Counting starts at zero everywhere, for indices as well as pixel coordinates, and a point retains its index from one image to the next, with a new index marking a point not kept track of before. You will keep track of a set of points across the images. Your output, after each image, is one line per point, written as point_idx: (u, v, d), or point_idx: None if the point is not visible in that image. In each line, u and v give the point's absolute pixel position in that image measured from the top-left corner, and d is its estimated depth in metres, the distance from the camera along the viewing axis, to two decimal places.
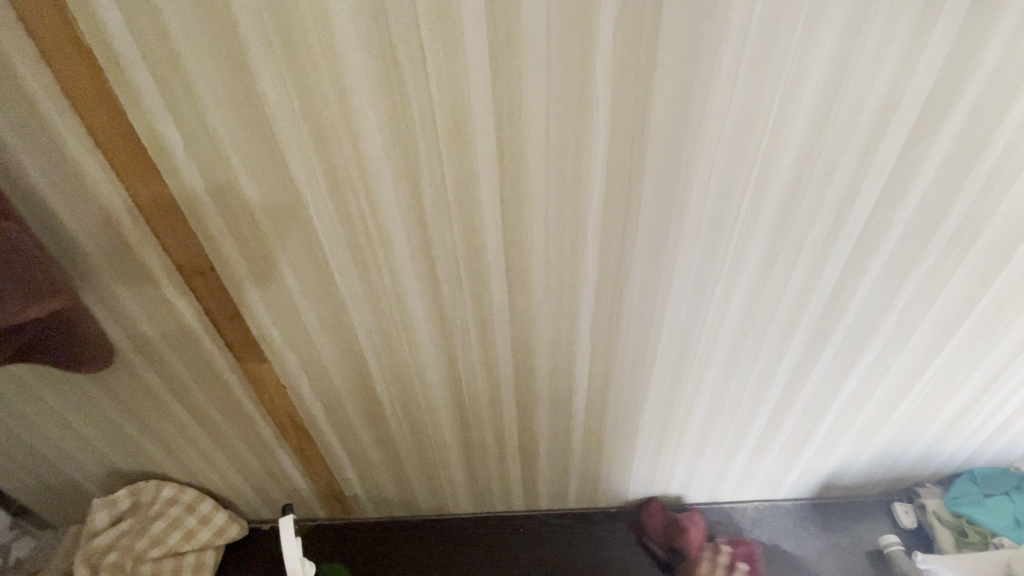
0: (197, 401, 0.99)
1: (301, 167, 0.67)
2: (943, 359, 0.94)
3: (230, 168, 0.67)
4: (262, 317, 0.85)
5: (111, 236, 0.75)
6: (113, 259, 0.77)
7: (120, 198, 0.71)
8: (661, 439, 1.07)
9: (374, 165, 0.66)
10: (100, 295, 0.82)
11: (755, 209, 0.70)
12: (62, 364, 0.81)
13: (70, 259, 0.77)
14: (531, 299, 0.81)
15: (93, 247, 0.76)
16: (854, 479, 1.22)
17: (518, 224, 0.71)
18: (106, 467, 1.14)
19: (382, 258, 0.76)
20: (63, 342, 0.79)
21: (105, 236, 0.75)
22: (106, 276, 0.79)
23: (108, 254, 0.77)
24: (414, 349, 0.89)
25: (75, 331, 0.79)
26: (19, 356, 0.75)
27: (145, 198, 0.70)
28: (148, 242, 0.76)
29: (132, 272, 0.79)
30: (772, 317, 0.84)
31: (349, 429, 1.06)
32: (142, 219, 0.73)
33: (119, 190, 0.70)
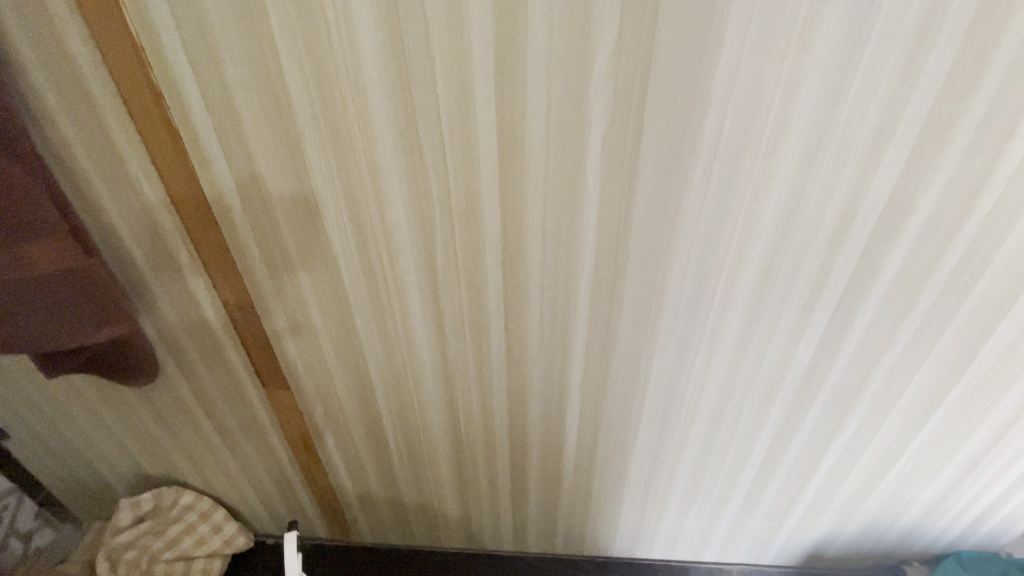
0: (222, 419, 1.10)
1: (335, 227, 0.78)
2: (921, 440, 0.98)
3: (275, 224, 0.79)
4: (288, 348, 0.96)
5: (169, 272, 0.88)
6: (168, 290, 0.90)
7: (181, 242, 0.84)
8: (646, 494, 1.12)
9: (396, 230, 0.77)
10: (154, 320, 0.94)
11: (730, 292, 0.77)
12: (119, 377, 0.95)
13: (133, 289, 0.90)
14: (526, 354, 0.89)
15: (153, 279, 0.89)
16: (840, 551, 1.23)
17: (516, 289, 0.81)
18: (134, 470, 1.24)
19: (397, 307, 0.86)
20: (122, 359, 0.92)
21: (165, 272, 0.88)
22: (162, 305, 0.92)
23: (165, 286, 0.90)
24: (418, 389, 0.98)
25: (131, 352, 0.91)
26: (88, 365, 0.91)
27: (204, 243, 0.83)
28: (200, 279, 0.88)
29: (184, 302, 0.91)
30: (750, 388, 0.90)
31: (354, 456, 1.14)
32: (198, 259, 0.85)
33: (182, 235, 0.83)
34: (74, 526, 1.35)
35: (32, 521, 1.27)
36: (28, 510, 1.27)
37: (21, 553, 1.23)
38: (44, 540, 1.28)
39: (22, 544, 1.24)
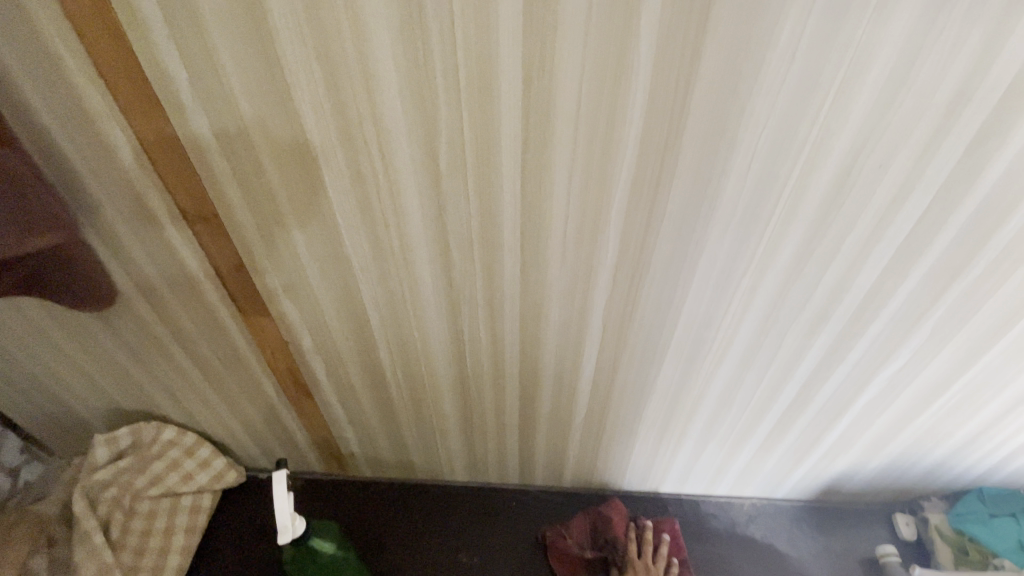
0: (199, 350, 0.99)
1: (312, 115, 0.63)
2: (971, 375, 0.89)
3: (237, 111, 0.63)
4: (265, 272, 0.82)
5: (114, 175, 0.72)
6: (114, 198, 0.75)
7: (124, 136, 0.68)
8: (665, 427, 1.05)
9: (389, 120, 0.62)
10: (104, 236, 0.80)
11: (796, 201, 0.64)
12: (68, 302, 0.81)
13: (73, 196, 0.75)
14: (545, 275, 0.77)
15: (96, 184, 0.74)
16: (857, 487, 1.19)
17: (538, 197, 0.67)
18: (109, 405, 1.15)
19: (392, 220, 0.73)
20: (72, 275, 0.78)
21: (109, 174, 0.72)
22: (111, 217, 0.77)
23: (109, 193, 0.74)
24: (419, 317, 0.87)
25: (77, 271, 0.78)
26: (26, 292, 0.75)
27: (150, 136, 0.67)
28: (152, 185, 0.73)
29: (137, 214, 0.76)
30: (798, 315, 0.80)
31: (349, 390, 1.05)
32: (147, 160, 0.70)
33: (122, 126, 0.67)
34: (63, 459, 1.27)
35: (18, 456, 1.20)
36: (13, 445, 1.20)
37: (8, 489, 1.17)
38: (32, 475, 1.22)
39: (8, 479, 1.18)
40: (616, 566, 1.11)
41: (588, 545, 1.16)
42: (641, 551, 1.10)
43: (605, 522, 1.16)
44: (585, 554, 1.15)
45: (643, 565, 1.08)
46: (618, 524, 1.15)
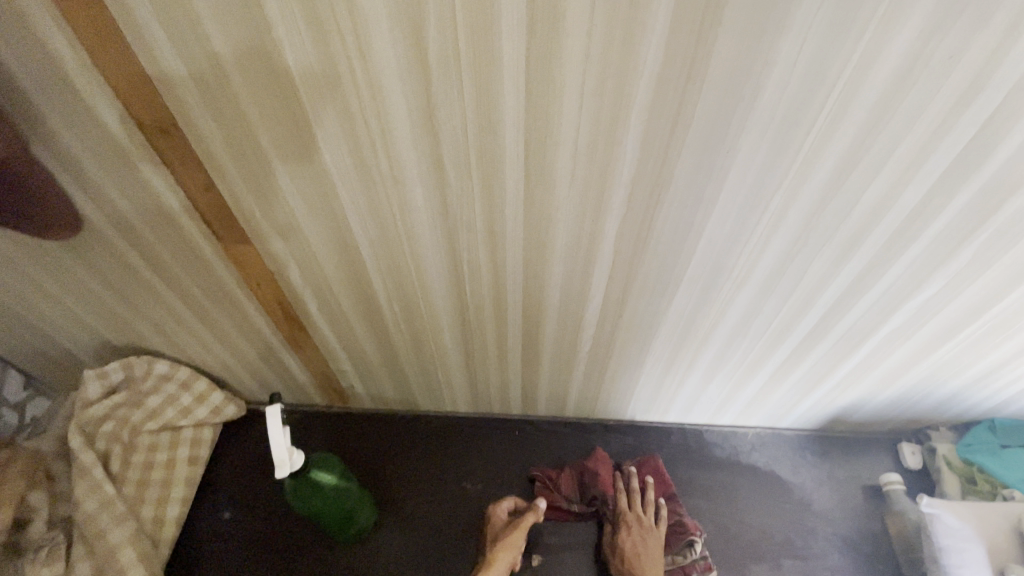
0: (180, 282, 0.92)
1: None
2: (1004, 306, 0.82)
3: None
4: (239, 193, 0.74)
5: (54, 79, 0.61)
6: (60, 107, 0.64)
7: (55, 28, 0.56)
8: (674, 357, 1.02)
9: (367, 3, 0.51)
10: (56, 155, 0.70)
11: (849, 99, 0.55)
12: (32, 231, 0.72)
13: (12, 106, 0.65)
14: (552, 194, 0.69)
15: (36, 92, 0.63)
16: (864, 417, 1.17)
17: (546, 98, 0.58)
18: (97, 341, 1.10)
19: (377, 133, 0.63)
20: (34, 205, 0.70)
21: (48, 78, 0.61)
22: (60, 131, 0.67)
23: (52, 101, 0.64)
24: (413, 245, 0.80)
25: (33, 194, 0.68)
26: None
27: (86, 25, 0.56)
28: (100, 92, 0.62)
29: (89, 127, 0.67)
30: (829, 237, 0.73)
31: (344, 323, 1.00)
32: (89, 60, 0.59)
33: (51, 16, 0.55)
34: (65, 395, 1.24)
35: (19, 392, 1.17)
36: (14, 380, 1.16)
37: (17, 424, 1.18)
38: (39, 408, 1.22)
39: (17, 415, 1.17)
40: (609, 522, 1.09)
41: (576, 500, 1.13)
42: (631, 502, 1.09)
43: (592, 477, 1.14)
44: (573, 508, 1.12)
45: (635, 516, 1.07)
46: (603, 477, 1.13)
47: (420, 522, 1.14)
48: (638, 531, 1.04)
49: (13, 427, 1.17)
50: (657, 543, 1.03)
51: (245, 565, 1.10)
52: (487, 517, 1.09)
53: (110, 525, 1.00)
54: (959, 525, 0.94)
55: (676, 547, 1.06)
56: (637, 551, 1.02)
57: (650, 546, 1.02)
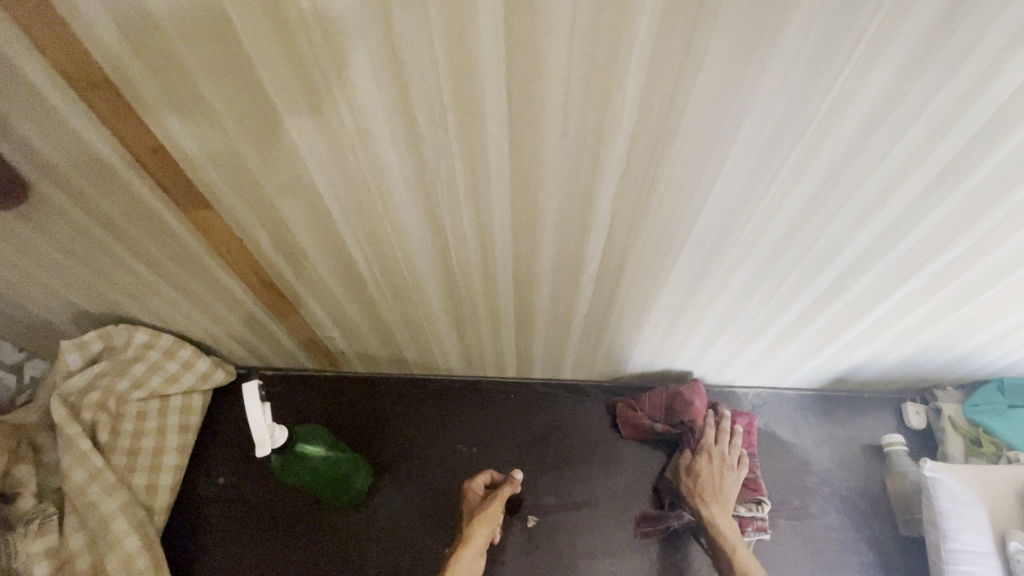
0: (144, 249, 0.86)
1: None
2: None
3: None
4: (190, 153, 0.67)
5: None
6: None
7: None
8: (675, 320, 0.97)
9: None
10: None
11: (887, 36, 0.47)
12: None
13: None
14: (540, 150, 0.62)
15: None
16: (870, 377, 1.14)
17: (529, 38, 0.49)
18: (71, 311, 1.05)
19: (337, 84, 0.55)
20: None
21: None
22: None
23: None
24: (390, 209, 0.74)
25: None
26: None
27: None
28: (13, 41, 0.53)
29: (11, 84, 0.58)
30: (850, 195, 0.66)
31: (325, 290, 0.95)
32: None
33: None
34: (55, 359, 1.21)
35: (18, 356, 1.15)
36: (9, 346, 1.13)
37: (15, 385, 1.16)
38: (38, 369, 1.19)
39: (15, 377, 1.15)
40: (688, 448, 1.09)
41: (660, 419, 1.13)
42: (718, 438, 1.07)
43: (683, 403, 1.10)
44: (655, 427, 1.12)
45: (721, 452, 1.05)
46: (697, 409, 1.10)
47: (414, 485, 1.14)
48: (718, 466, 1.04)
49: (11, 388, 1.15)
50: (733, 488, 1.02)
51: (242, 527, 1.11)
52: (465, 487, 1.09)
53: (101, 496, 1.00)
54: (962, 490, 0.94)
55: (743, 498, 1.05)
56: (714, 481, 1.03)
57: (728, 484, 1.03)
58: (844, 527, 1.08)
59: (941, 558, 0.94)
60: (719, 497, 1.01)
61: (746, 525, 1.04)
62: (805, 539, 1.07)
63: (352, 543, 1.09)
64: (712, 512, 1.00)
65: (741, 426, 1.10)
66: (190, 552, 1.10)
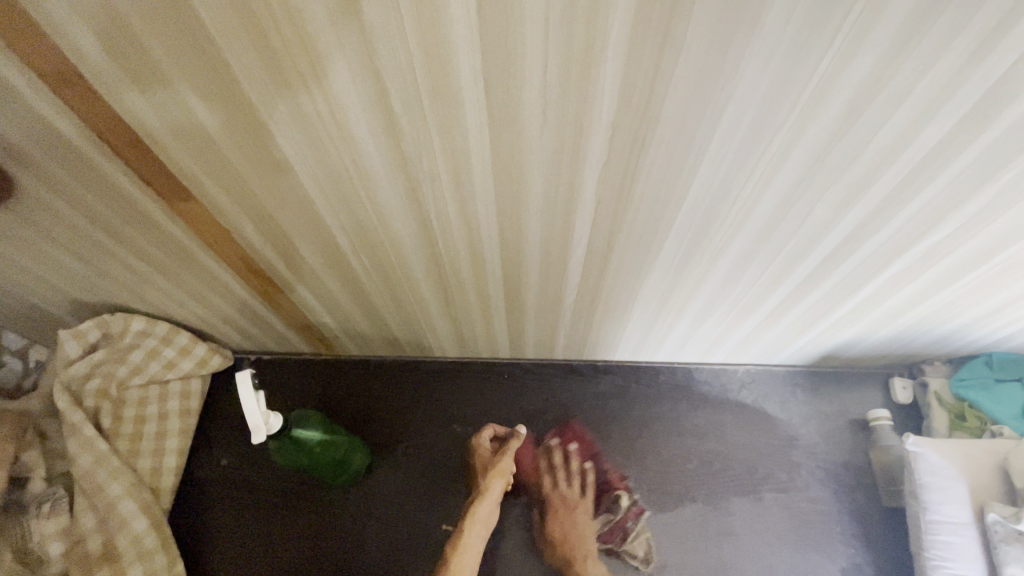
0: (133, 241, 0.87)
1: None
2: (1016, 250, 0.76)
3: None
4: (169, 145, 0.66)
5: None
6: None
7: None
8: (663, 301, 0.98)
9: None
10: None
11: (870, 22, 0.45)
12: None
13: None
14: (521, 138, 0.61)
15: None
16: (857, 353, 1.15)
17: (504, 27, 0.48)
18: (65, 301, 1.06)
19: (313, 76, 0.55)
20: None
21: None
22: None
23: None
24: (375, 199, 0.74)
25: None
26: None
27: None
28: None
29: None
30: (835, 180, 0.65)
31: (315, 278, 0.96)
32: None
33: None
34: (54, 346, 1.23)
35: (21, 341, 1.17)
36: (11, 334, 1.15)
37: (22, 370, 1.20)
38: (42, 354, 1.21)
39: (20, 360, 1.19)
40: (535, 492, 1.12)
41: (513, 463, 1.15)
42: (552, 474, 1.15)
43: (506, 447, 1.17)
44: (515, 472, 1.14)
45: (563, 487, 1.13)
46: (480, 454, 1.17)
47: (411, 464, 1.17)
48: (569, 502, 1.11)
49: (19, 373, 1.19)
50: (587, 515, 1.10)
51: (245, 507, 1.15)
52: (472, 450, 1.17)
53: (106, 480, 1.03)
54: (942, 464, 0.97)
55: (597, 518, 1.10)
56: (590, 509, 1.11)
57: (583, 514, 1.10)
58: (828, 498, 1.12)
59: (920, 529, 0.98)
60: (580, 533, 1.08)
61: (612, 543, 1.08)
62: (790, 511, 1.11)
63: (353, 520, 1.13)
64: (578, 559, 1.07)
65: (576, 443, 1.17)
66: (197, 531, 1.14)
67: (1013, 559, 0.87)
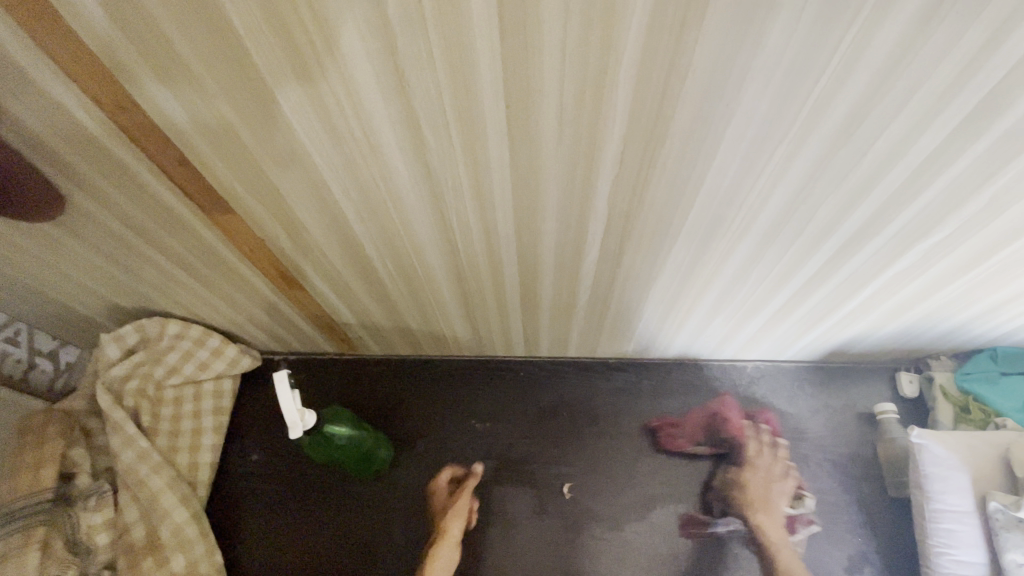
0: (173, 249, 0.92)
1: None
2: (1013, 250, 0.79)
3: None
4: (212, 162, 0.72)
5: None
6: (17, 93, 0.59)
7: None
8: (674, 301, 1.02)
9: None
10: (27, 141, 0.67)
11: (864, 44, 0.49)
12: (40, 200, 0.75)
13: None
14: (538, 152, 0.66)
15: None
16: (864, 349, 1.18)
17: (524, 55, 0.52)
18: (106, 307, 1.12)
19: (347, 101, 0.60)
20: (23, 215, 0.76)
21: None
22: (24, 119, 0.63)
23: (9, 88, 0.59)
24: (400, 209, 0.79)
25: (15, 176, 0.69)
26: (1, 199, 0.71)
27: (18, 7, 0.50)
28: (50, 75, 0.57)
29: (54, 115, 0.63)
30: (836, 186, 0.69)
31: (342, 282, 1.02)
32: (32, 43, 0.54)
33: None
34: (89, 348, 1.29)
35: (52, 343, 1.22)
36: (43, 337, 1.20)
37: (53, 371, 1.25)
38: (72, 356, 1.28)
39: (52, 363, 1.24)
40: (734, 463, 1.17)
41: (704, 441, 1.19)
42: (759, 450, 1.19)
43: (721, 421, 1.21)
44: (702, 448, 1.19)
45: (765, 465, 1.17)
46: (732, 426, 1.21)
47: (431, 458, 1.22)
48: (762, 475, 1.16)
49: (50, 374, 1.24)
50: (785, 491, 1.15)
51: (276, 500, 1.21)
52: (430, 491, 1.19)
53: (148, 475, 1.09)
54: (947, 455, 1.00)
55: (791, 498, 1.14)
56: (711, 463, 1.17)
57: (767, 484, 1.16)
58: (836, 489, 1.15)
59: (925, 517, 1.01)
60: (765, 504, 1.14)
61: (795, 523, 1.12)
62: (799, 501, 1.14)
63: (377, 512, 1.18)
64: (757, 518, 1.13)
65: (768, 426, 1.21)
66: (231, 522, 1.20)
67: (1014, 545, 0.90)
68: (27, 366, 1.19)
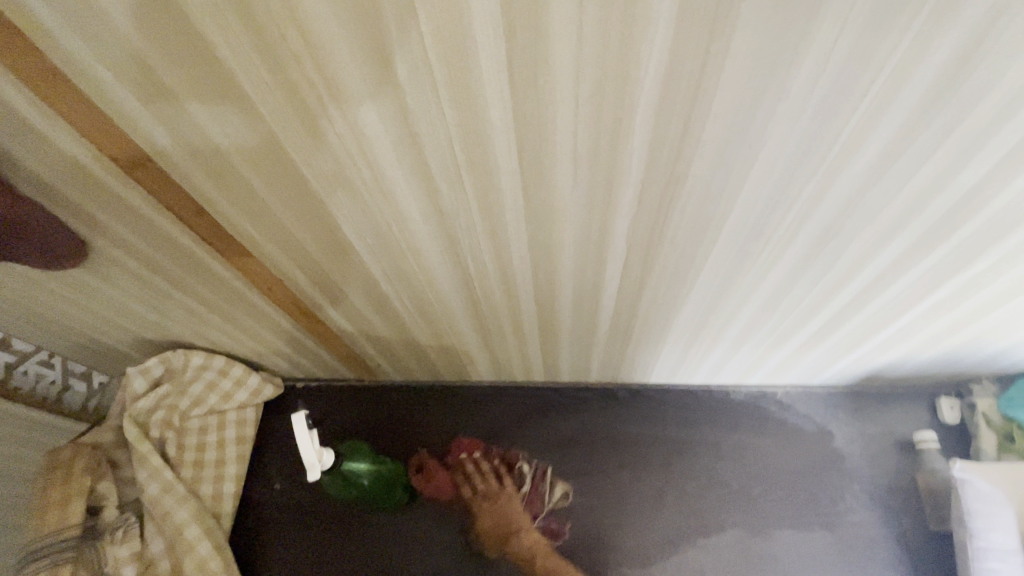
0: (194, 289, 0.94)
1: (219, 34, 0.46)
2: None
3: (121, 35, 0.47)
4: (228, 211, 0.73)
5: (24, 135, 0.57)
6: (39, 155, 0.61)
7: (13, 88, 0.52)
8: (698, 330, 0.99)
9: (317, 28, 0.45)
10: (52, 198, 0.68)
11: (894, 85, 0.46)
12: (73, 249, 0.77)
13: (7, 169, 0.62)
14: (554, 194, 0.64)
15: (18, 150, 0.59)
16: (901, 374, 1.13)
17: (537, 106, 0.51)
18: (131, 342, 1.15)
19: (357, 152, 0.59)
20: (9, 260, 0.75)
21: (17, 136, 0.57)
22: (50, 178, 0.65)
23: (33, 151, 0.60)
24: (415, 250, 0.79)
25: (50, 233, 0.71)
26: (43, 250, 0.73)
27: (39, 81, 0.51)
28: (72, 140, 0.59)
29: (76, 174, 0.64)
30: (870, 220, 0.66)
31: (360, 315, 1.02)
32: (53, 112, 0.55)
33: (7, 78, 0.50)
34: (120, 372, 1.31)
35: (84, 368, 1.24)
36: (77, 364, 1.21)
37: (87, 392, 1.28)
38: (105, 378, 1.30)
39: (86, 385, 1.26)
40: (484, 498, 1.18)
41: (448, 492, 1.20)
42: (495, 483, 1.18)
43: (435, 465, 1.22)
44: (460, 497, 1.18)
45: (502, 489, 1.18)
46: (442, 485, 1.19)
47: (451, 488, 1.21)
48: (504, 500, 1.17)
49: (84, 395, 1.27)
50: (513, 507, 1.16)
51: (300, 531, 1.22)
52: None
53: (173, 506, 1.11)
54: (991, 491, 0.95)
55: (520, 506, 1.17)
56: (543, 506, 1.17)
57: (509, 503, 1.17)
58: (873, 523, 1.10)
59: (969, 556, 0.97)
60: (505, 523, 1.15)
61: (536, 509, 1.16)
62: (835, 536, 1.09)
63: (399, 544, 1.18)
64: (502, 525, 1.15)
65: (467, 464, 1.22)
66: (255, 552, 1.21)
67: None
68: (61, 388, 1.21)
